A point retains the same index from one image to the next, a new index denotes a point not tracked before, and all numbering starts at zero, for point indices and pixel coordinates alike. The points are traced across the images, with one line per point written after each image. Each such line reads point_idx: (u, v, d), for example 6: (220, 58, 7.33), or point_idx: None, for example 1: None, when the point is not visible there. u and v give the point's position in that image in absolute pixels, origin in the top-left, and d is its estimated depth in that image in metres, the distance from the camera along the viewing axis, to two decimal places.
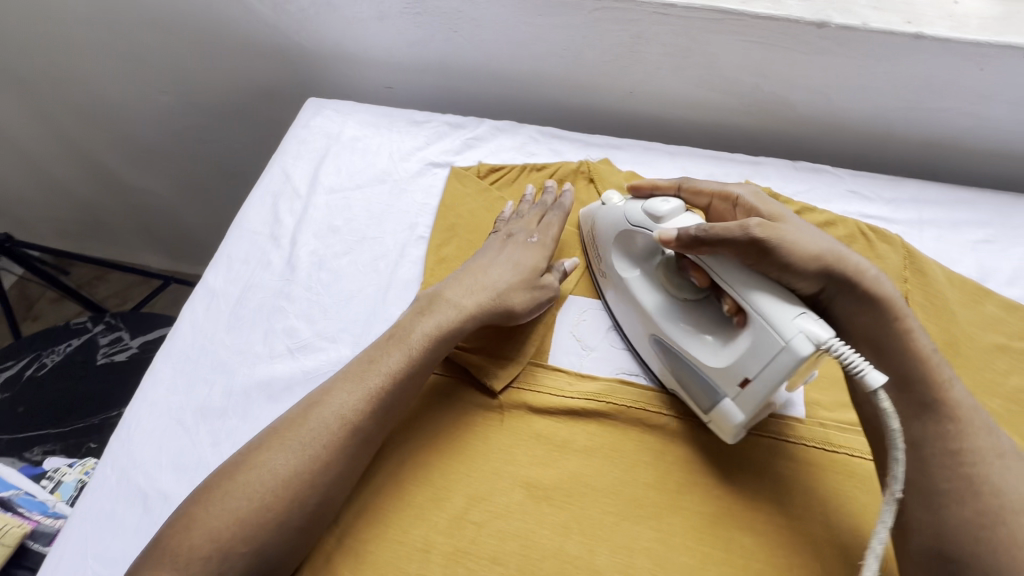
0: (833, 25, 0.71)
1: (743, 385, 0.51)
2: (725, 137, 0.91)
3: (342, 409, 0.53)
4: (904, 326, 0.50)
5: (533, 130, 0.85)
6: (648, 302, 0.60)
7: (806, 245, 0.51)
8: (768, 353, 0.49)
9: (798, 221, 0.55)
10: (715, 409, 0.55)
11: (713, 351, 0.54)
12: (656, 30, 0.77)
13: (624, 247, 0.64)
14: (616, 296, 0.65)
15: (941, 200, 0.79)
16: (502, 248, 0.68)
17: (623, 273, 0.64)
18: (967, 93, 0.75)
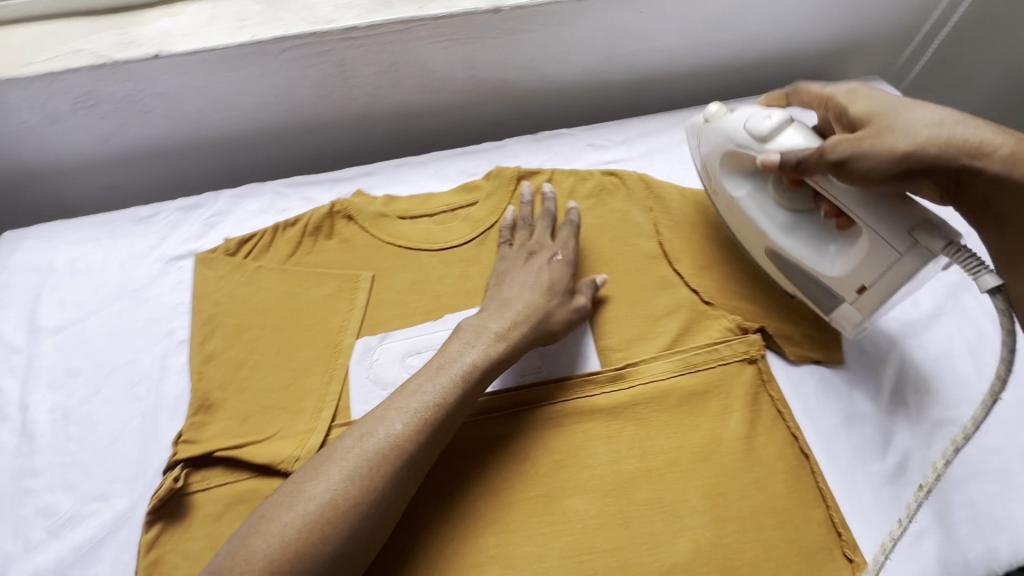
0: (507, 8, 0.76)
1: (862, 291, 0.58)
2: (474, 128, 0.94)
3: (394, 428, 0.52)
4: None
5: (277, 185, 0.81)
6: (764, 222, 0.65)
7: (891, 146, 0.54)
8: (889, 264, 0.55)
9: (895, 119, 0.55)
10: (840, 313, 0.62)
11: (808, 251, 0.62)
12: (354, 53, 0.77)
13: (732, 163, 0.66)
14: (727, 209, 0.70)
15: (661, 128, 0.89)
16: (527, 270, 0.67)
17: (727, 181, 0.67)
18: (644, 33, 0.85)
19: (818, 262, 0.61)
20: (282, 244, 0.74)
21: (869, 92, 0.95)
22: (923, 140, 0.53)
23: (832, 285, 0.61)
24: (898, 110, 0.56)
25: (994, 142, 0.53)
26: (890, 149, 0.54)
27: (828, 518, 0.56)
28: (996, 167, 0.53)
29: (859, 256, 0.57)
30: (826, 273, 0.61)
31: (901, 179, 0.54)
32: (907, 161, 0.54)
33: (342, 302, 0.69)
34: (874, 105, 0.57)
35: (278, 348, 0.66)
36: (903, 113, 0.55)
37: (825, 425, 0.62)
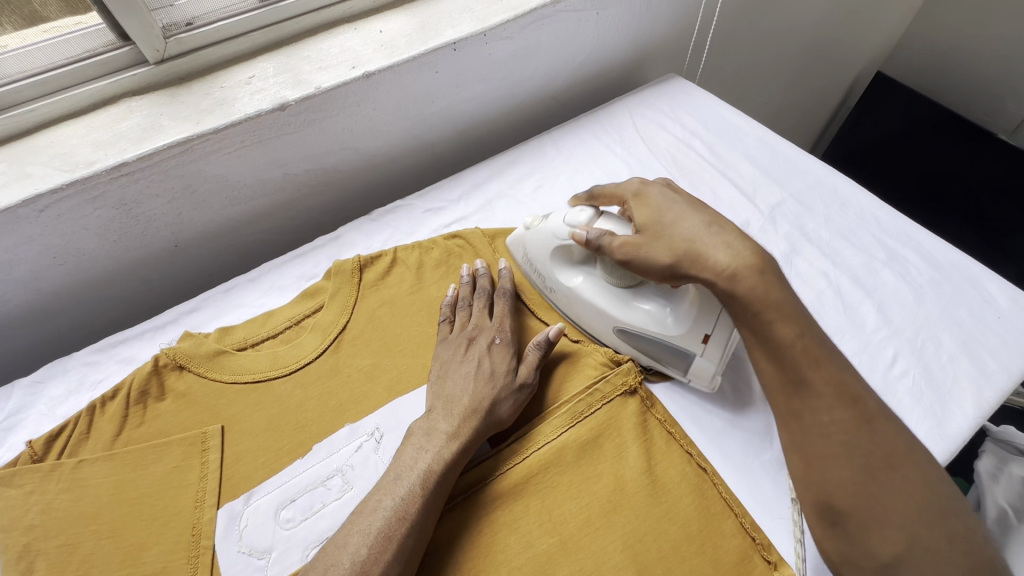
0: (293, 102, 0.72)
1: (706, 341, 0.62)
2: (306, 220, 0.88)
3: (361, 553, 0.49)
4: (766, 314, 0.52)
5: (86, 355, 0.70)
6: (599, 303, 0.66)
7: (657, 256, 0.58)
8: (714, 316, 0.60)
9: (665, 224, 0.59)
10: (695, 368, 0.64)
11: (645, 318, 0.64)
12: (134, 189, 0.68)
13: (562, 258, 0.69)
14: (567, 304, 0.71)
15: (493, 174, 0.89)
16: (466, 358, 0.65)
17: (560, 275, 0.70)
18: (446, 88, 0.85)
19: (663, 324, 0.63)
20: (103, 424, 0.63)
21: (666, 92, 1.02)
22: (680, 253, 0.56)
23: (680, 342, 0.63)
24: (672, 216, 0.60)
25: (735, 245, 0.55)
26: (657, 261, 0.58)
27: (740, 525, 0.56)
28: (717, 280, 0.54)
29: (690, 313, 0.61)
30: (670, 334, 0.62)
31: (669, 277, 0.58)
32: (673, 270, 0.57)
33: (189, 472, 0.60)
34: (656, 207, 0.62)
35: (121, 555, 0.55)
36: (675, 220, 0.59)
37: (713, 428, 0.64)
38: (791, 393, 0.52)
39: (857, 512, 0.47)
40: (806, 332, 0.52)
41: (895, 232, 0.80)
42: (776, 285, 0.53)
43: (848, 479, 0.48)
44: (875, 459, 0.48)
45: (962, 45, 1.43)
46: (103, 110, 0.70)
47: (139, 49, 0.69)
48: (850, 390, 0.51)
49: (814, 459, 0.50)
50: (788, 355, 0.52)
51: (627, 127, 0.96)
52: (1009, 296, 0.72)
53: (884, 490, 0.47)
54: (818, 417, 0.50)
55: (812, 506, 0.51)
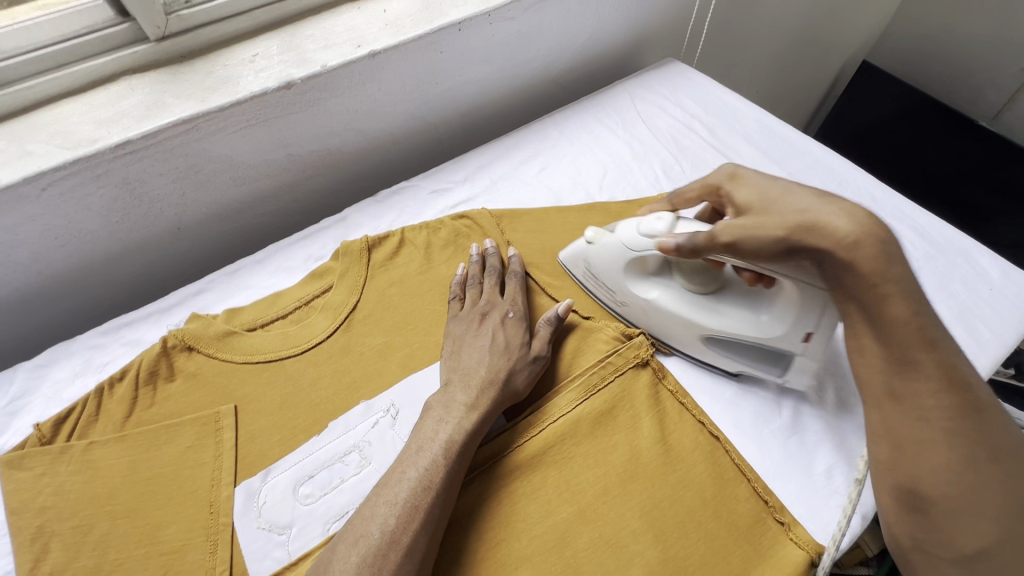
0: (299, 80, 0.71)
1: (806, 340, 0.59)
2: (309, 203, 0.87)
3: (388, 522, 0.49)
4: (887, 290, 0.47)
5: (91, 338, 0.69)
6: (683, 313, 0.65)
7: (770, 231, 0.53)
8: (810, 314, 0.59)
9: (770, 209, 0.56)
10: (795, 366, 0.63)
11: (736, 322, 0.63)
12: (138, 167, 0.67)
13: (634, 271, 0.68)
14: (643, 318, 0.69)
15: (497, 156, 0.90)
16: (480, 333, 0.65)
17: (636, 289, 0.68)
18: (449, 69, 0.85)
19: (754, 329, 0.62)
20: (113, 406, 0.62)
21: (665, 76, 1.03)
22: (794, 225, 0.51)
23: (777, 343, 0.61)
24: (776, 202, 0.56)
25: (851, 213, 0.50)
26: (771, 237, 0.53)
27: (753, 489, 0.58)
28: (839, 248, 0.49)
29: (781, 311, 0.60)
30: (766, 336, 0.61)
31: (786, 254, 0.52)
32: (786, 243, 0.52)
33: (204, 451, 0.59)
34: (757, 199, 0.59)
35: (139, 535, 0.55)
36: (781, 203, 0.55)
37: (723, 398, 0.66)
38: (891, 373, 0.47)
39: (947, 501, 0.44)
40: (922, 312, 0.47)
41: (890, 210, 0.83)
42: (898, 262, 0.48)
43: (909, 438, 0.46)
44: (984, 449, 0.44)
45: (945, 34, 1.47)
46: (103, 88, 0.69)
47: (139, 25, 0.68)
48: (956, 374, 0.46)
49: (907, 444, 0.46)
50: (899, 335, 0.47)
51: (628, 110, 0.97)
52: (1000, 269, 0.75)
53: (988, 483, 0.44)
54: (920, 399, 0.46)
55: (892, 492, 0.48)
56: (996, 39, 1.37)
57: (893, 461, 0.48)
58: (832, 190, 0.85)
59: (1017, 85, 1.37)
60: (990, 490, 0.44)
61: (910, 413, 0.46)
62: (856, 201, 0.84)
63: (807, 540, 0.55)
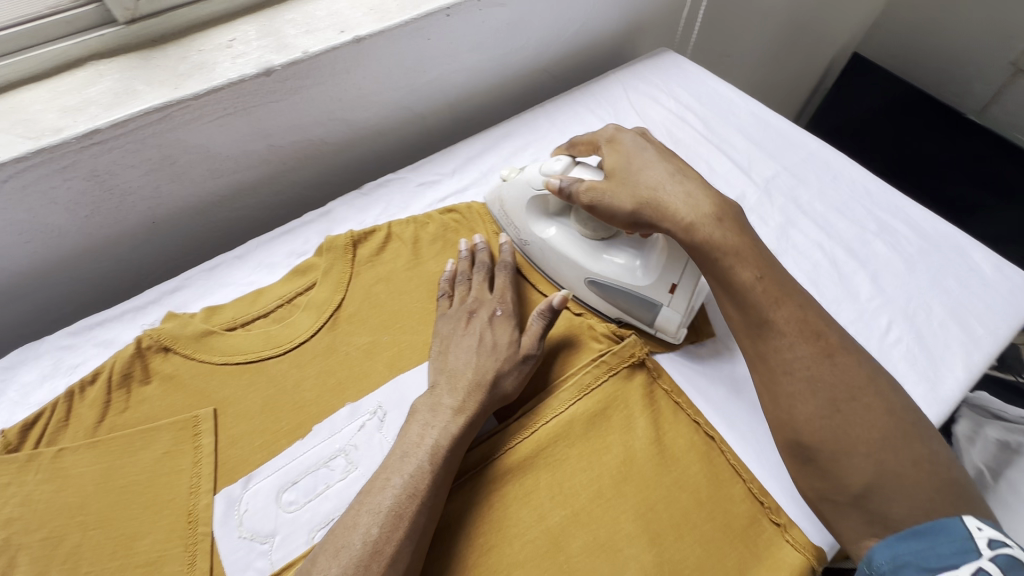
0: (278, 67, 0.67)
1: (672, 291, 0.63)
2: (291, 196, 0.84)
3: (372, 533, 0.47)
4: (729, 259, 0.55)
5: (60, 338, 0.65)
6: (572, 254, 0.68)
7: (620, 203, 0.59)
8: (682, 264, 0.62)
9: (629, 177, 0.61)
10: (659, 321, 0.65)
11: (615, 269, 0.66)
12: (107, 159, 0.63)
13: (537, 209, 0.70)
14: (540, 256, 0.72)
15: (486, 147, 0.87)
16: (467, 332, 0.63)
17: (534, 224, 0.70)
18: (437, 58, 0.82)
19: (631, 275, 0.65)
20: (84, 411, 0.59)
21: (659, 66, 1.01)
22: (643, 199, 0.58)
23: (646, 291, 0.65)
24: (638, 165, 0.61)
25: (695, 194, 0.58)
26: (621, 207, 0.59)
27: (748, 490, 0.57)
28: (679, 223, 0.57)
29: (660, 261, 0.63)
30: (637, 284, 0.64)
31: (631, 224, 0.60)
32: (636, 217, 0.59)
33: (182, 457, 0.57)
34: (622, 157, 0.63)
35: (111, 547, 0.52)
36: (638, 168, 0.61)
37: (718, 398, 0.64)
38: (754, 333, 0.54)
39: (821, 444, 0.49)
40: (765, 272, 0.54)
41: (885, 205, 0.82)
42: (733, 230, 0.56)
43: (814, 412, 0.49)
44: (839, 392, 0.49)
45: (936, 26, 1.46)
46: (69, 73, 0.65)
47: (107, 7, 0.64)
48: (812, 325, 0.53)
49: (779, 397, 0.51)
50: (751, 299, 0.54)
51: (621, 101, 0.95)
52: (993, 264, 0.75)
53: (849, 419, 0.48)
54: (783, 355, 0.52)
55: (784, 448, 0.52)
56: (986, 32, 1.37)
57: (772, 417, 0.52)
58: (828, 184, 0.84)
59: (1005, 79, 1.37)
60: (855, 425, 0.48)
61: (773, 369, 0.52)
62: (852, 196, 0.83)
63: (804, 544, 0.54)
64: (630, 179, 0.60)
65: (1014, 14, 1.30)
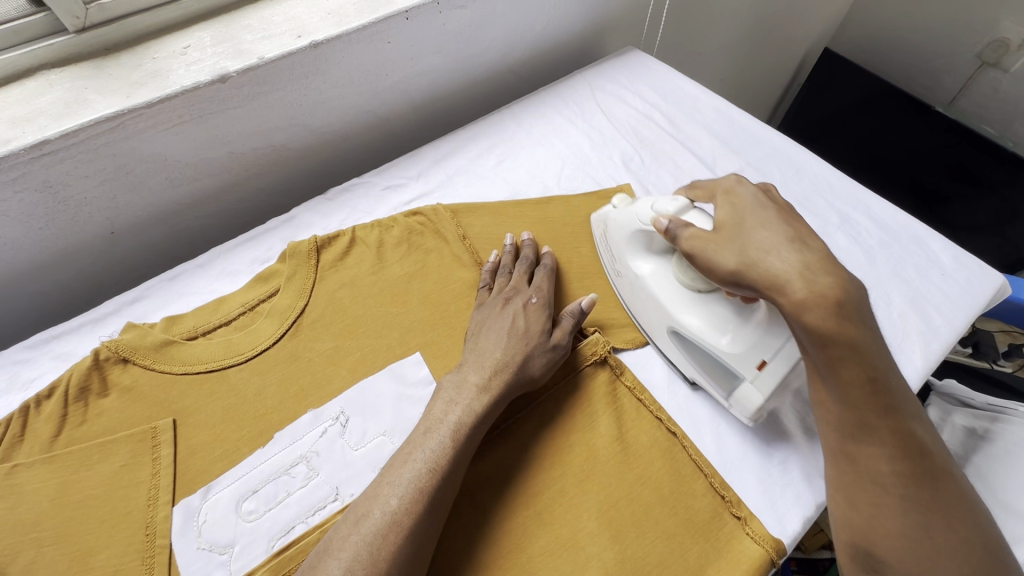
0: (234, 74, 0.67)
1: (760, 368, 0.57)
2: (255, 202, 0.84)
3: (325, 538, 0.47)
4: (839, 351, 0.47)
5: (17, 353, 0.64)
6: (661, 298, 0.66)
7: (723, 261, 0.55)
8: (779, 341, 0.56)
9: (738, 234, 0.55)
10: (738, 396, 0.59)
11: (700, 325, 0.62)
12: (60, 169, 0.62)
13: (640, 244, 0.69)
14: (630, 292, 0.71)
15: (453, 150, 0.87)
16: (501, 316, 0.64)
17: (633, 260, 0.70)
18: (399, 61, 0.81)
19: (718, 337, 0.60)
20: (39, 426, 0.58)
21: (625, 65, 1.02)
22: (746, 263, 0.53)
23: (732, 364, 0.59)
24: (753, 225, 0.55)
25: (815, 270, 0.49)
26: (722, 265, 0.55)
27: (709, 484, 0.58)
28: (788, 303, 0.49)
29: (758, 333, 0.58)
30: (721, 349, 0.59)
31: (731, 284, 0.55)
32: (735, 279, 0.54)
33: (140, 469, 0.56)
34: (738, 213, 0.58)
35: (65, 562, 0.51)
36: (757, 230, 0.54)
37: (680, 393, 0.65)
38: (847, 433, 0.49)
39: (903, 565, 0.46)
40: (879, 376, 0.47)
41: (847, 198, 0.83)
42: (857, 325, 0.47)
43: (900, 530, 0.46)
44: (934, 519, 0.46)
45: (901, 20, 1.48)
46: (18, 84, 0.64)
47: (55, 16, 0.63)
48: (918, 441, 0.48)
49: (859, 504, 0.48)
50: (853, 397, 0.48)
51: (587, 101, 0.95)
52: (951, 254, 0.76)
53: (944, 547, 0.45)
54: (876, 464, 0.47)
55: (846, 547, 0.49)
56: (950, 25, 1.39)
57: (846, 521, 0.49)
58: (792, 178, 0.85)
59: (971, 71, 1.40)
60: (945, 557, 0.45)
61: (859, 475, 0.48)
62: (814, 190, 0.84)
63: (764, 536, 0.55)
64: (741, 238, 0.55)
65: (977, 7, 1.32)
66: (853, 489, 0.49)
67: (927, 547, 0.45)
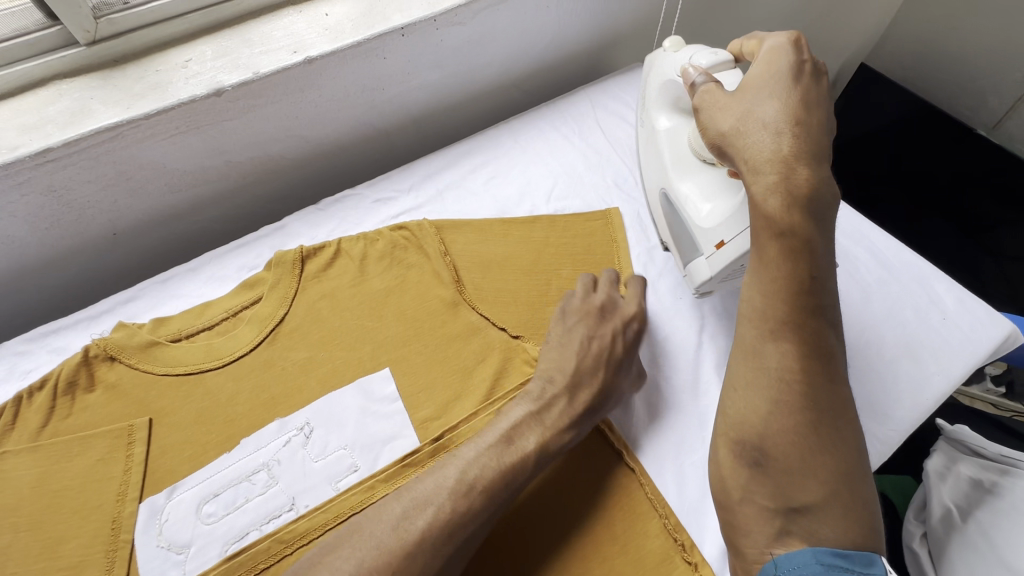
0: (229, 87, 0.69)
1: (717, 246, 0.63)
2: (254, 208, 0.87)
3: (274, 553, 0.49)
4: (787, 242, 0.52)
5: (16, 345, 0.69)
6: (664, 153, 0.74)
7: (719, 123, 0.59)
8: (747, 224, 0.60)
9: (758, 90, 0.57)
10: (691, 267, 0.66)
11: (681, 195, 0.69)
12: (64, 174, 0.66)
13: (668, 98, 0.76)
14: (647, 142, 0.79)
15: (447, 163, 0.88)
16: (598, 337, 0.66)
17: (657, 114, 0.77)
18: (396, 75, 0.82)
19: (689, 207, 0.68)
20: (29, 416, 0.62)
21: (631, 82, 1.00)
22: (739, 129, 0.57)
23: (701, 235, 0.65)
24: (767, 91, 0.57)
25: (794, 158, 0.53)
26: (718, 124, 0.59)
27: (663, 525, 0.56)
28: (756, 186, 0.54)
29: (733, 211, 0.62)
30: (693, 220, 0.67)
31: (717, 147, 0.60)
32: (724, 138, 0.58)
33: (113, 465, 0.59)
34: (759, 74, 0.58)
35: (38, 549, 0.55)
36: (765, 98, 0.56)
37: (646, 427, 0.64)
38: (765, 330, 0.54)
39: (786, 456, 0.51)
40: (815, 278, 0.53)
41: (849, 230, 0.79)
42: (808, 215, 0.53)
43: (791, 425, 0.51)
44: (818, 416, 0.52)
45: (943, 37, 1.40)
46: (32, 92, 0.68)
47: (68, 30, 0.67)
48: (823, 349, 0.53)
49: (760, 401, 0.53)
50: (784, 293, 0.53)
51: (587, 118, 0.94)
52: (956, 297, 0.72)
53: (825, 446, 0.51)
54: (776, 360, 0.53)
55: (735, 445, 0.54)
56: (997, 44, 1.30)
57: (739, 415, 0.54)
58: None
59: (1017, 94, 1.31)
60: (821, 455, 0.50)
61: (764, 372, 0.53)
62: None
63: None
64: (755, 98, 0.57)
65: None
66: (750, 385, 0.54)
67: (807, 441, 0.51)
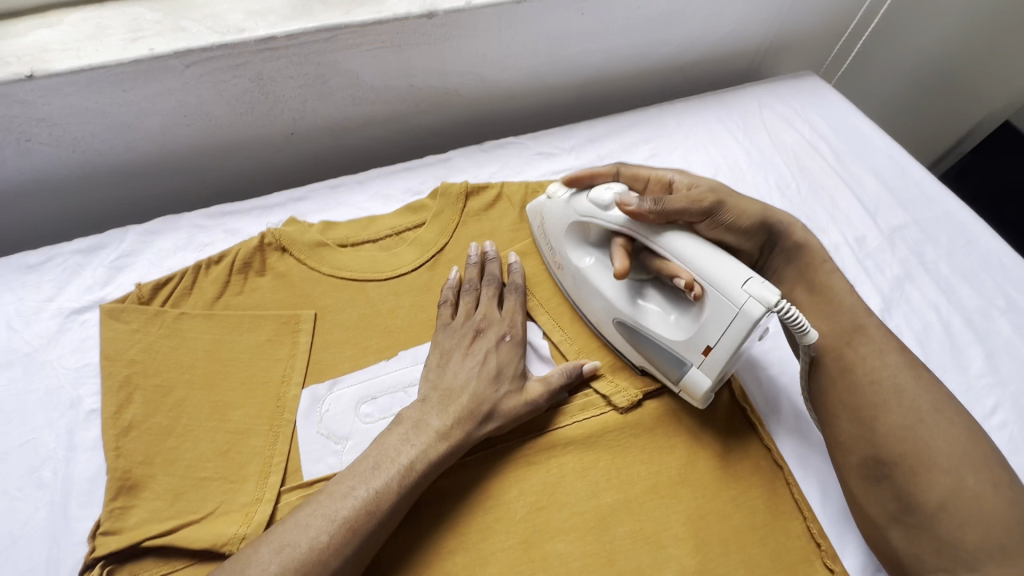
0: (441, 13, 0.70)
1: (706, 353, 0.56)
2: (412, 137, 0.88)
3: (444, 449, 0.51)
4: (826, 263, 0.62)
5: (196, 218, 0.72)
6: (605, 290, 0.63)
7: (748, 207, 0.63)
8: (725, 322, 0.54)
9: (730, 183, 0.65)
10: (688, 384, 0.58)
11: (647, 315, 0.61)
12: (274, 66, 0.68)
13: (577, 236, 0.66)
14: (572, 287, 0.67)
15: (609, 132, 0.87)
16: (470, 352, 0.60)
17: (572, 254, 0.66)
18: (585, 34, 0.82)
19: (666, 328, 0.59)
20: (206, 284, 0.65)
21: (801, 88, 0.97)
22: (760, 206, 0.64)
23: (682, 346, 0.58)
24: None
25: None
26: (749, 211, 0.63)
27: (807, 529, 0.56)
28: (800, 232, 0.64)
29: (704, 316, 0.56)
30: (672, 337, 0.58)
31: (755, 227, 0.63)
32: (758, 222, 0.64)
33: (281, 347, 0.62)
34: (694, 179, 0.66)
35: (209, 409, 0.58)
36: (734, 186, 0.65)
37: (793, 428, 0.63)
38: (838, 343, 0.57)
39: (906, 454, 0.50)
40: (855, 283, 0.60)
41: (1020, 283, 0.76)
42: None
43: (898, 421, 0.51)
44: (907, 408, 0.52)
45: None
46: None
47: None
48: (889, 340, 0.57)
49: (861, 413, 0.53)
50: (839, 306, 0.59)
51: (754, 116, 0.92)
52: None
53: (928, 431, 0.50)
54: (863, 362, 0.55)
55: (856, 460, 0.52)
56: None
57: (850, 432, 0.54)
58: (962, 248, 0.79)
59: None
60: (941, 438, 0.50)
61: (859, 374, 0.55)
62: (984, 265, 0.77)
63: None
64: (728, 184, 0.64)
65: None
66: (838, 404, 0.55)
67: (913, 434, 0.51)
